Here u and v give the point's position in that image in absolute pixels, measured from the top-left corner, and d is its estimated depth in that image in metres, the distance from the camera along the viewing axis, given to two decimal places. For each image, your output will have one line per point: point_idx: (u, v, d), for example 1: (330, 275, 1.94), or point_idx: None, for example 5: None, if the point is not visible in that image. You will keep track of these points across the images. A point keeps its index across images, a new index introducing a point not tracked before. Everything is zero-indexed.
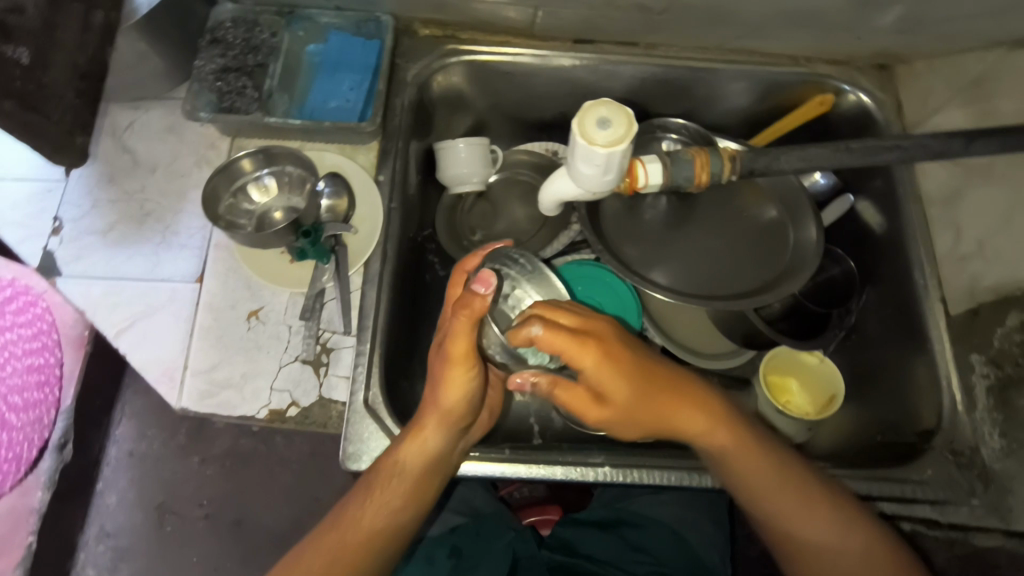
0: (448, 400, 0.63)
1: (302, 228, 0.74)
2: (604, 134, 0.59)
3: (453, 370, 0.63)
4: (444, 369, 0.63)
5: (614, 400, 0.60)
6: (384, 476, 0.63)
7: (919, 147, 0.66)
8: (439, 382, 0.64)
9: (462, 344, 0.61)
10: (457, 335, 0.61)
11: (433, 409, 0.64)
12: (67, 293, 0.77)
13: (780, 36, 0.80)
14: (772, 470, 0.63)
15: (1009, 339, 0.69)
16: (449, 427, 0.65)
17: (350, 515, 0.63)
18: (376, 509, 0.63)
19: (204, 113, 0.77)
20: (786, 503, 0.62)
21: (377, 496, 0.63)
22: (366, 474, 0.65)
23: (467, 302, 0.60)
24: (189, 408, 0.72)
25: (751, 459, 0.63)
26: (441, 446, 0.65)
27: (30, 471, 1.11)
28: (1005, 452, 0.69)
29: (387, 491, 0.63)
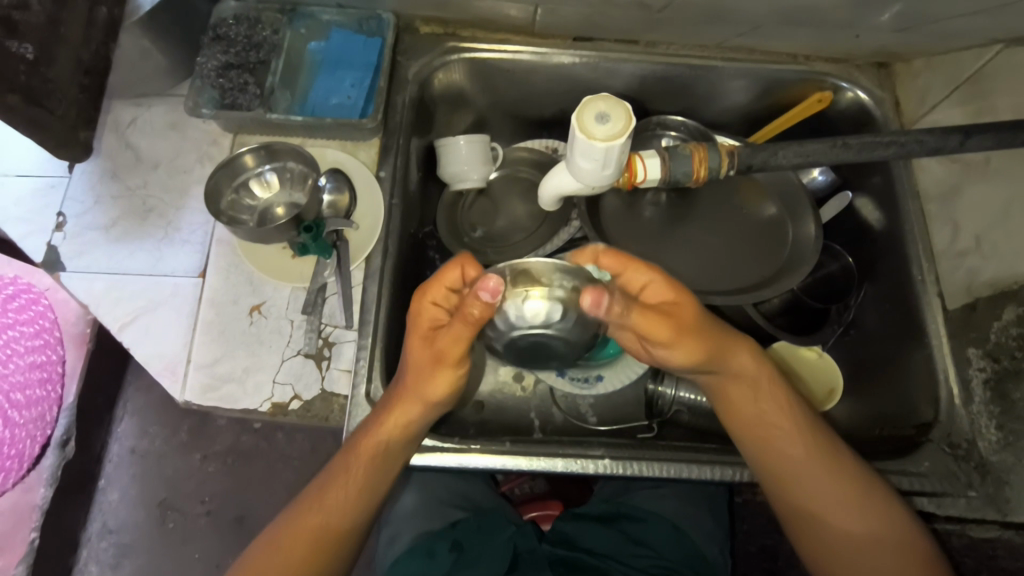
0: (433, 393, 0.65)
1: (304, 223, 0.74)
2: (603, 129, 0.59)
3: (439, 368, 0.65)
4: (431, 365, 0.64)
5: (685, 322, 0.62)
6: (359, 453, 0.66)
7: (915, 142, 0.66)
8: (421, 375, 0.65)
9: (456, 348, 0.64)
10: (457, 339, 0.63)
11: (411, 398, 0.65)
12: (71, 289, 0.77)
13: (778, 34, 0.81)
14: (801, 431, 0.66)
15: (1006, 332, 0.69)
16: (424, 409, 0.66)
17: (325, 499, 0.66)
18: (351, 488, 0.66)
19: (207, 110, 0.78)
20: (812, 467, 0.65)
21: (349, 473, 0.66)
22: (341, 451, 0.67)
23: (477, 309, 0.61)
24: (192, 402, 0.72)
25: (780, 412, 0.67)
26: (417, 425, 0.67)
27: (32, 468, 1.11)
28: (1002, 445, 0.69)
29: (364, 470, 0.66)
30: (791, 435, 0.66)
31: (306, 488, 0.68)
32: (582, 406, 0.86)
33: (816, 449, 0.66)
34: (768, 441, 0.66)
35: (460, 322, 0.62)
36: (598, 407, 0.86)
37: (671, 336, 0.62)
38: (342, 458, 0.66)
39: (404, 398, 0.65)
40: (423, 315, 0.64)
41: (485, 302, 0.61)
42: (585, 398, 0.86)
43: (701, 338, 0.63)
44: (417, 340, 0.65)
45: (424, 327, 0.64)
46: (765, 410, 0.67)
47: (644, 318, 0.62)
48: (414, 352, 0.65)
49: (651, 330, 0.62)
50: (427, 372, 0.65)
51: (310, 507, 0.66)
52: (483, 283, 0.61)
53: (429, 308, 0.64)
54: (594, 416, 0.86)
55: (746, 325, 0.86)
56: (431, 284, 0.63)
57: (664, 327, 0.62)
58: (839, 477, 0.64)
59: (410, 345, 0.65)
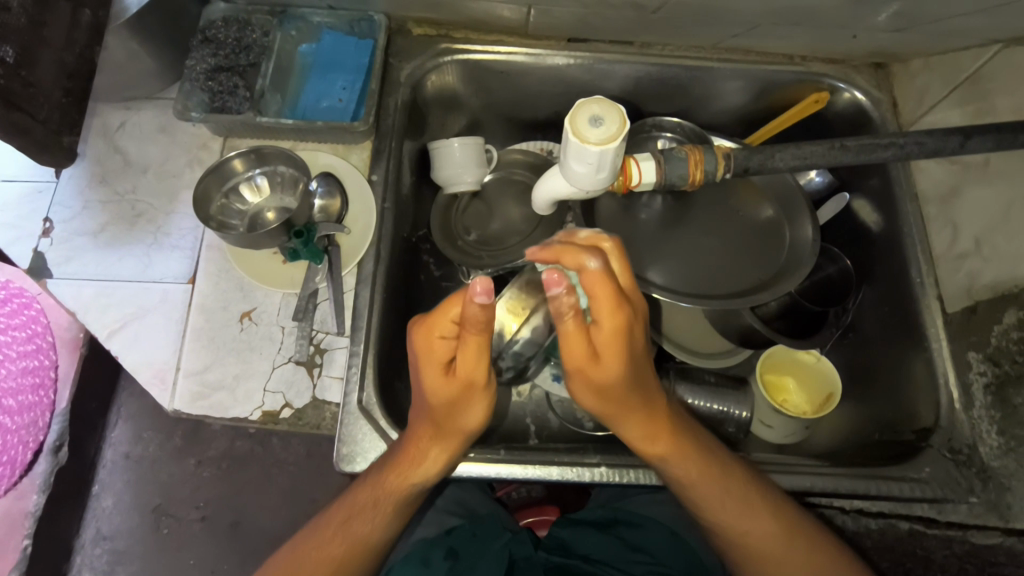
0: (467, 423, 0.60)
1: (295, 228, 0.74)
2: (596, 132, 0.58)
3: (472, 395, 0.58)
4: (461, 395, 0.57)
5: (609, 373, 0.54)
6: (377, 484, 0.65)
7: (915, 144, 0.66)
8: (451, 406, 0.59)
9: (478, 368, 0.55)
10: (476, 360, 0.55)
11: (450, 431, 0.61)
12: (58, 295, 0.76)
13: (775, 34, 0.80)
14: (714, 479, 0.65)
15: (1007, 336, 0.68)
16: (455, 439, 0.62)
17: (333, 529, 0.66)
18: (356, 525, 0.66)
19: (196, 113, 0.77)
20: (717, 502, 0.65)
21: (372, 501, 0.65)
22: (366, 475, 0.66)
23: (478, 319, 0.51)
24: (181, 410, 0.71)
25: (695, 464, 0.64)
26: (453, 453, 0.64)
27: (24, 475, 1.10)
28: (1004, 450, 0.68)
29: (362, 517, 0.65)
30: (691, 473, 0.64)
31: (315, 520, 0.68)
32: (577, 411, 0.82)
33: (727, 489, 0.65)
34: (663, 470, 0.65)
35: (469, 340, 0.53)
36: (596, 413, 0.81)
37: (588, 373, 0.55)
38: (365, 490, 0.65)
39: (442, 432, 0.62)
40: (435, 350, 0.55)
41: (482, 307, 0.50)
42: None
43: (615, 389, 0.56)
44: (436, 377, 0.56)
45: (436, 363, 0.56)
46: (667, 456, 0.64)
47: (576, 339, 0.54)
48: (435, 387, 0.57)
49: (569, 351, 0.54)
50: (461, 403, 0.58)
51: (332, 531, 0.66)
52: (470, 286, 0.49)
53: (439, 342, 0.55)
54: (591, 421, 0.82)
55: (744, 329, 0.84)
56: (432, 318, 0.54)
57: (585, 359, 0.54)
58: (753, 514, 0.64)
59: (429, 383, 0.57)
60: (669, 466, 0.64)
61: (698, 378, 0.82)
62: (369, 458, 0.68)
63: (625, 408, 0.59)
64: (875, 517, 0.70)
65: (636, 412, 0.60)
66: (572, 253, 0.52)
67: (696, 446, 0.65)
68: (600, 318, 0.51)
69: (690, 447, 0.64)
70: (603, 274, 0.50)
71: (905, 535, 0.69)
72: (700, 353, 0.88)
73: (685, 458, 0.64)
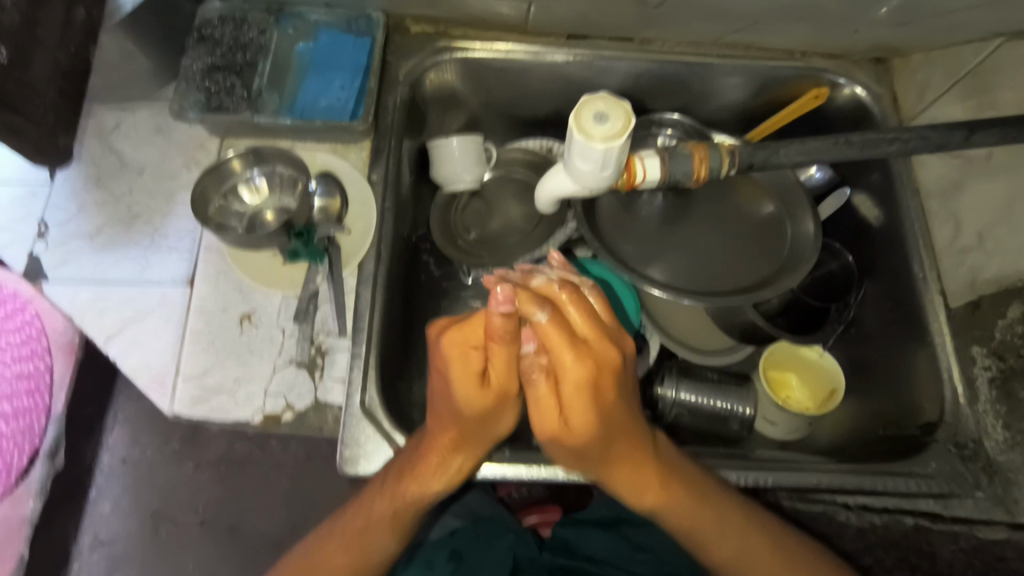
0: (497, 428, 0.61)
1: (295, 228, 0.73)
2: (601, 129, 0.58)
3: (506, 400, 0.58)
4: (496, 402, 0.57)
5: (579, 434, 0.55)
6: (385, 500, 0.64)
7: (920, 139, 0.65)
8: (482, 415, 0.58)
9: (509, 375, 0.55)
10: (509, 368, 0.54)
11: (477, 440, 0.61)
12: (53, 299, 0.75)
13: (776, 30, 0.79)
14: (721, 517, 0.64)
15: (1012, 330, 0.68)
16: (480, 445, 0.62)
17: (341, 538, 0.66)
18: (361, 536, 0.65)
19: (193, 113, 0.76)
20: (716, 540, 0.65)
21: (382, 513, 0.64)
22: (381, 476, 0.66)
23: (507, 329, 0.51)
24: (181, 414, 0.70)
25: (690, 510, 0.63)
26: (478, 459, 0.64)
27: (21, 481, 1.08)
28: (1010, 445, 0.68)
29: (372, 529, 0.65)
30: (687, 518, 0.63)
31: (323, 530, 0.68)
32: None
33: (725, 523, 0.64)
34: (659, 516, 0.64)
35: (500, 351, 0.53)
36: None
37: (560, 434, 0.55)
38: (376, 503, 0.65)
39: (468, 441, 0.61)
40: (467, 364, 0.54)
41: (509, 315, 0.50)
42: None
43: (592, 448, 0.56)
44: (471, 390, 0.55)
45: (469, 376, 0.55)
46: (658, 503, 0.63)
47: (545, 399, 0.54)
48: (468, 400, 0.56)
49: (543, 414, 0.54)
50: (492, 413, 0.58)
51: (343, 541, 0.66)
52: (494, 296, 0.49)
53: (470, 356, 0.54)
54: None
55: (744, 326, 0.85)
56: (460, 332, 0.54)
57: (556, 421, 0.54)
58: (748, 543, 0.65)
59: (463, 396, 0.56)
60: (664, 513, 0.64)
61: (699, 375, 0.81)
62: (373, 460, 0.68)
63: (608, 462, 0.59)
64: (878, 512, 0.70)
65: (621, 465, 0.60)
66: (527, 299, 0.51)
67: (690, 491, 0.63)
68: (564, 375, 0.52)
69: (681, 488, 0.63)
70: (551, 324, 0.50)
71: (910, 531, 0.69)
72: (704, 351, 0.88)
73: (680, 503, 0.63)
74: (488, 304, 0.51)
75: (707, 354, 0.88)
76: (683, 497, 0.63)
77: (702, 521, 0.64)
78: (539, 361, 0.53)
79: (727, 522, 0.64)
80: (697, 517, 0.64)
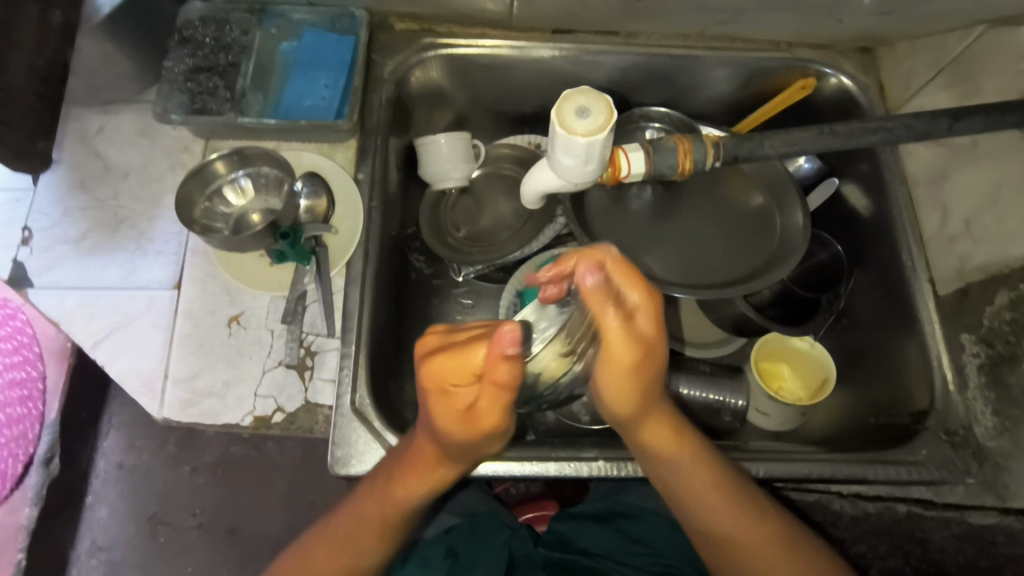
0: (482, 451, 0.60)
1: (281, 230, 0.72)
2: (583, 123, 0.58)
3: (489, 434, 0.57)
4: (480, 436, 0.56)
5: (641, 377, 0.56)
6: (377, 503, 0.64)
7: (903, 127, 0.66)
8: (463, 443, 0.57)
9: (496, 413, 0.54)
10: (495, 406, 0.53)
11: (460, 458, 0.61)
12: (40, 305, 0.74)
13: (762, 20, 0.79)
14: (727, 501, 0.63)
15: (999, 317, 0.68)
16: (463, 462, 0.62)
17: (330, 547, 0.65)
18: (345, 548, 0.65)
19: (175, 116, 0.75)
20: (725, 519, 0.63)
21: (373, 515, 0.64)
22: (371, 477, 0.65)
23: (509, 372, 0.50)
24: (171, 418, 0.70)
25: (705, 481, 0.63)
26: (460, 477, 0.64)
27: (16, 488, 1.09)
28: (999, 431, 0.69)
29: (360, 537, 0.64)
30: (704, 488, 0.63)
31: (314, 531, 0.68)
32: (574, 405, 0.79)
33: (722, 497, 0.63)
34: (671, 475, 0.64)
35: (491, 392, 0.52)
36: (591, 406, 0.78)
37: (630, 370, 0.54)
38: (368, 502, 0.64)
39: (452, 459, 0.61)
40: (452, 399, 0.53)
41: (515, 358, 0.49)
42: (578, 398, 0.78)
43: (649, 384, 0.57)
44: (453, 423, 0.54)
45: (454, 410, 0.53)
46: (682, 463, 0.63)
47: (614, 333, 0.52)
48: (451, 430, 0.55)
49: (613, 351, 0.53)
50: (477, 441, 0.57)
51: (333, 546, 0.65)
52: (502, 336, 0.48)
53: (458, 389, 0.53)
54: (587, 415, 0.78)
55: (736, 317, 0.85)
56: (451, 368, 0.51)
57: (632, 357, 0.53)
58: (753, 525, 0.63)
59: (443, 428, 0.55)
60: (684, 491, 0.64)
61: (694, 371, 0.81)
62: (364, 460, 0.68)
63: (648, 415, 0.60)
64: (872, 501, 0.73)
65: (655, 422, 0.61)
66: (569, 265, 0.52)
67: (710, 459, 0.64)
68: (630, 309, 0.52)
69: (703, 456, 0.64)
70: (621, 261, 0.51)
71: (903, 518, 0.71)
72: (694, 342, 0.88)
73: (699, 463, 0.64)
74: (492, 343, 0.49)
75: (708, 348, 0.88)
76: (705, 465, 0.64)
77: (711, 497, 0.63)
78: (603, 293, 0.51)
79: (737, 504, 0.63)
80: (711, 490, 0.63)
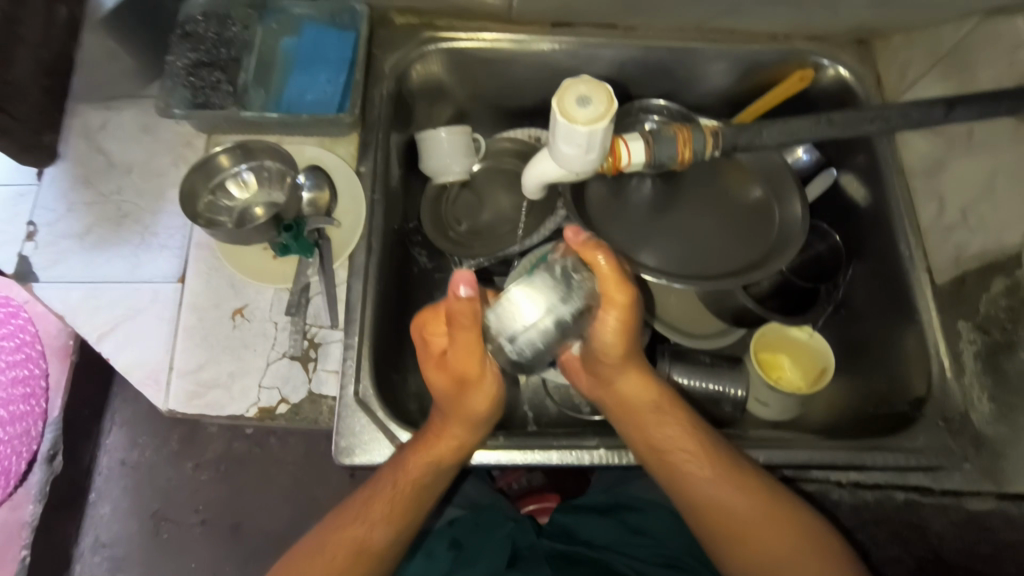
0: (475, 410, 0.65)
1: (284, 223, 0.73)
2: (585, 112, 0.58)
3: (471, 382, 0.64)
4: (460, 382, 0.65)
5: (632, 315, 0.61)
6: (387, 494, 0.65)
7: (900, 116, 0.67)
8: (454, 399, 0.65)
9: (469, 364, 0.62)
10: (463, 353, 0.61)
11: (461, 419, 0.66)
12: (45, 299, 0.75)
13: (760, 13, 0.79)
14: (725, 470, 0.64)
15: (995, 304, 0.69)
16: (468, 424, 0.66)
17: (343, 526, 0.64)
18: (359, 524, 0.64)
19: (177, 110, 0.76)
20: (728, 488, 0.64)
21: (387, 488, 0.65)
22: (385, 463, 0.66)
23: (466, 314, 0.56)
24: (176, 410, 0.70)
25: (695, 447, 0.66)
26: (466, 446, 0.67)
27: (20, 485, 1.09)
28: (995, 416, 0.69)
29: (375, 509, 0.65)
30: (684, 440, 0.66)
31: (334, 512, 0.67)
32: (576, 398, 0.83)
33: (721, 466, 0.65)
34: (649, 434, 0.67)
35: (464, 332, 0.59)
36: (592, 398, 0.82)
37: (622, 307, 0.59)
38: (381, 477, 0.65)
39: (451, 421, 0.66)
40: (432, 345, 0.65)
41: (467, 301, 0.56)
42: (578, 388, 0.84)
43: (637, 324, 0.63)
44: (432, 367, 0.65)
45: (435, 355, 0.65)
46: (657, 423, 0.67)
47: (609, 272, 0.58)
48: (437, 379, 0.65)
49: (609, 291, 0.59)
50: (465, 393, 0.65)
51: (347, 522, 0.65)
52: (454, 278, 0.55)
53: (434, 338, 0.65)
54: (589, 407, 0.82)
55: (737, 309, 0.85)
56: (432, 317, 0.63)
57: (624, 295, 0.59)
58: (727, 477, 0.64)
59: (430, 377, 0.66)
60: (672, 457, 0.66)
61: (696, 362, 0.82)
62: (369, 451, 0.68)
63: (629, 361, 0.65)
64: (870, 490, 0.71)
65: (632, 378, 0.67)
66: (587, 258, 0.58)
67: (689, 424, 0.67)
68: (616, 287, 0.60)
69: (684, 422, 0.67)
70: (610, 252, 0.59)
71: (902, 505, 0.70)
72: (693, 334, 0.89)
73: (679, 426, 0.67)
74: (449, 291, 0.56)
75: (706, 340, 0.88)
76: (689, 431, 0.67)
77: (702, 464, 0.65)
78: (596, 240, 0.59)
79: (733, 474, 0.64)
80: (706, 459, 0.65)
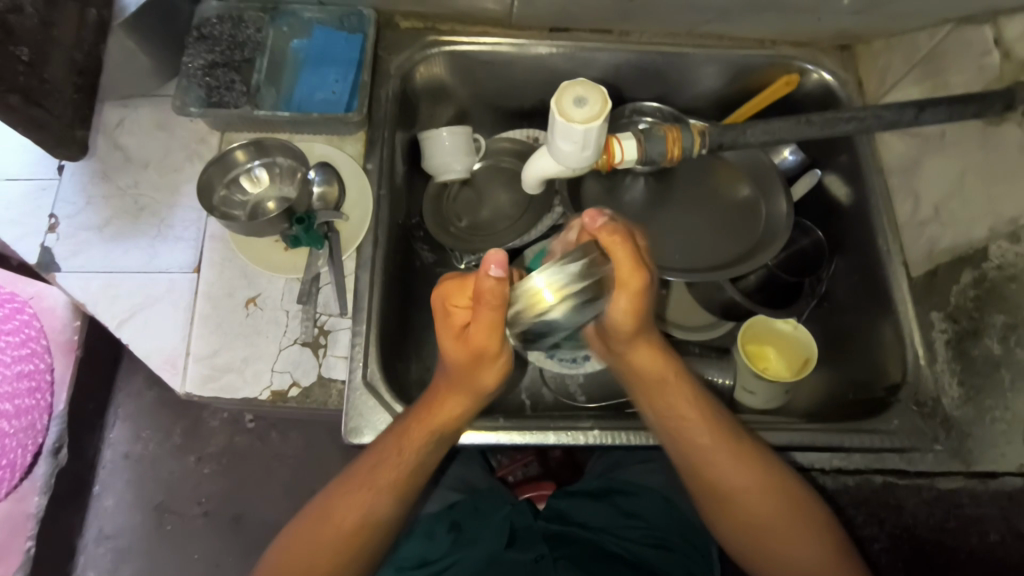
0: (482, 383, 0.65)
1: (296, 215, 0.77)
2: (581, 111, 0.62)
3: (483, 358, 0.61)
4: (471, 358, 0.61)
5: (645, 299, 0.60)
6: (387, 468, 0.68)
7: (875, 117, 0.73)
8: (462, 370, 0.64)
9: (489, 344, 0.59)
10: (481, 329, 0.57)
11: (465, 389, 0.66)
12: (67, 288, 0.78)
13: (747, 20, 0.84)
14: (724, 447, 0.68)
15: (964, 294, 0.73)
16: (473, 396, 0.67)
17: (345, 502, 0.68)
18: (359, 501, 0.68)
19: (194, 108, 0.80)
20: (728, 467, 0.67)
21: (387, 464, 0.68)
22: (377, 444, 0.69)
23: (495, 296, 0.54)
24: (193, 393, 0.74)
25: (697, 421, 0.68)
26: (463, 416, 0.68)
27: (26, 477, 1.13)
28: (963, 400, 0.73)
29: (376, 485, 0.68)
30: (687, 410, 0.68)
31: (335, 482, 0.70)
32: (570, 386, 0.87)
33: (720, 441, 0.68)
34: (660, 407, 0.69)
35: (482, 315, 0.56)
36: (586, 386, 0.86)
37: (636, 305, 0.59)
38: (383, 450, 0.68)
39: (457, 389, 0.66)
40: (451, 316, 0.60)
41: (496, 282, 0.53)
42: (573, 376, 0.87)
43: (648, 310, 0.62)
44: (450, 340, 0.61)
45: (453, 328, 0.61)
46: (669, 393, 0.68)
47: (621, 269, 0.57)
48: (449, 350, 0.62)
49: (626, 295, 0.58)
50: (473, 368, 0.63)
51: (348, 496, 0.68)
52: (484, 258, 0.52)
53: (454, 310, 0.60)
54: (583, 395, 0.86)
55: (726, 303, 0.91)
56: (455, 286, 0.59)
57: (638, 284, 0.58)
58: (724, 453, 0.67)
59: (444, 347, 0.62)
60: (680, 429, 0.69)
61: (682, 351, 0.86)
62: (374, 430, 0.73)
63: (644, 334, 0.64)
64: (851, 475, 0.75)
65: (646, 347, 0.66)
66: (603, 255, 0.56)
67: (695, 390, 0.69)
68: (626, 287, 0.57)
69: (691, 391, 0.69)
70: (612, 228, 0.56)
71: (880, 488, 0.74)
72: (684, 326, 0.93)
73: (683, 394, 0.68)
74: (479, 269, 0.53)
75: (698, 334, 0.93)
76: (694, 402, 0.69)
77: (704, 439, 0.68)
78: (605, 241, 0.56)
79: (733, 448, 0.68)
80: (705, 434, 0.68)
